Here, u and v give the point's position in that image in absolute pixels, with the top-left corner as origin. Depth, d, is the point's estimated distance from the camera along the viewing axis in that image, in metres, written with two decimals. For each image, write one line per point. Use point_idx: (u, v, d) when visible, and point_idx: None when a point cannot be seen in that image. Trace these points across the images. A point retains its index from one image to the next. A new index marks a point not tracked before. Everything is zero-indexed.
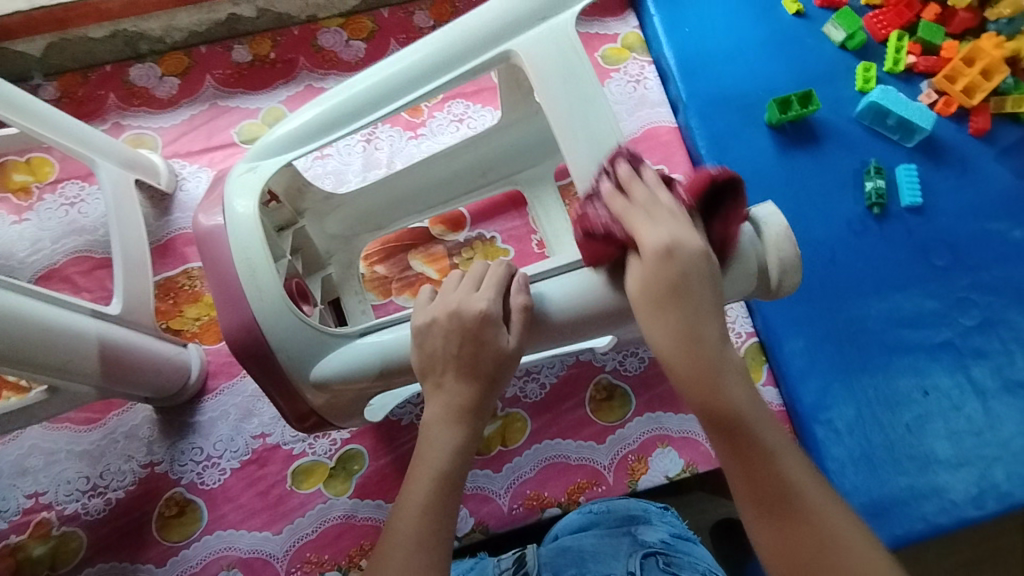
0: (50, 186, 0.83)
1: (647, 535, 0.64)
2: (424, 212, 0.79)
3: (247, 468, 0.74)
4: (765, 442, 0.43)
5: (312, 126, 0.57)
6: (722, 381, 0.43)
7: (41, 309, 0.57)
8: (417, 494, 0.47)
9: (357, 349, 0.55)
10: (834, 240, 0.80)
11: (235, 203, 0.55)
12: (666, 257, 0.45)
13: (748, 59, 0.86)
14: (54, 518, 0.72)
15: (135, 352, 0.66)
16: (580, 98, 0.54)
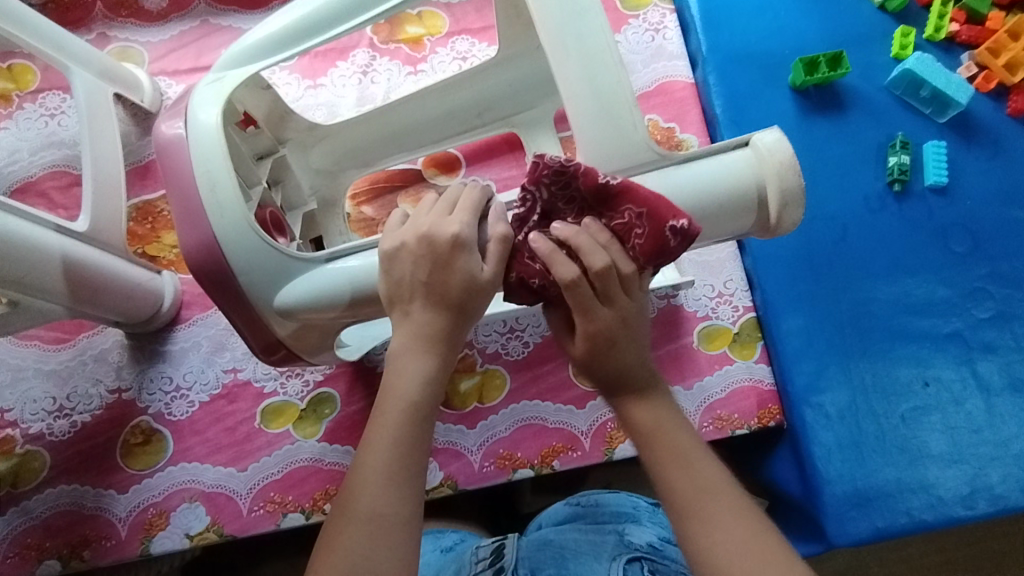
0: (30, 95, 0.79)
1: (634, 537, 0.61)
2: (416, 151, 0.75)
3: (215, 403, 0.72)
4: (680, 450, 0.46)
5: (284, 34, 0.53)
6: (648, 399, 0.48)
7: (6, 221, 0.55)
8: (393, 420, 0.44)
9: (325, 275, 0.51)
10: (848, 216, 0.75)
11: (198, 113, 0.52)
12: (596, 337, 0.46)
13: (777, 12, 0.80)
14: (19, 436, 0.71)
15: (100, 273, 0.63)
16: (576, 11, 0.48)
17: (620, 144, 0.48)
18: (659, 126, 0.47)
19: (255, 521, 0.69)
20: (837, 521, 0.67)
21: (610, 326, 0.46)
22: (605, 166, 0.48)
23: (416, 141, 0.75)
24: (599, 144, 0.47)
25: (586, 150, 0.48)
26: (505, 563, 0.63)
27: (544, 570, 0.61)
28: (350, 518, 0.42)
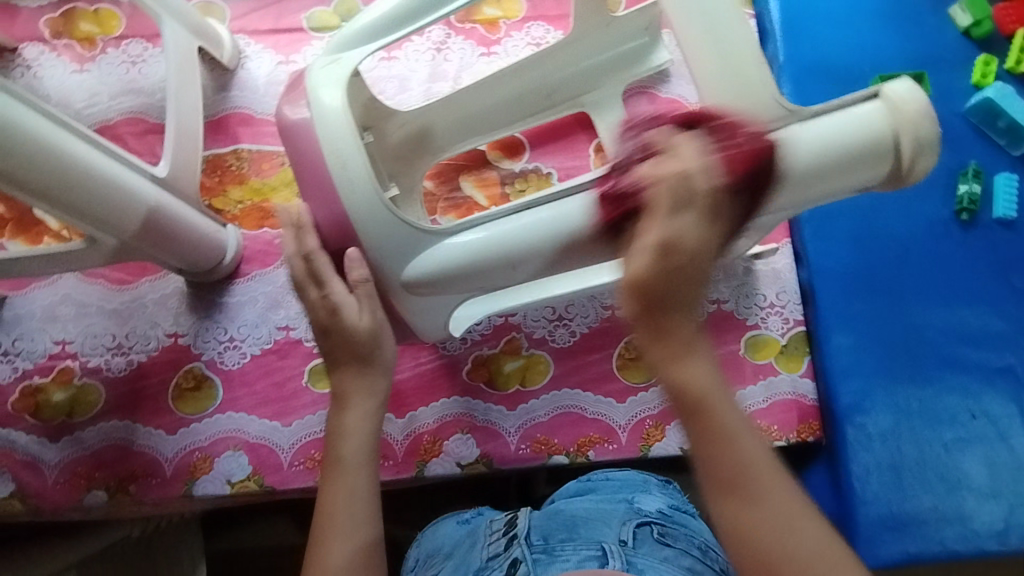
0: (114, 40, 0.81)
1: (644, 504, 0.66)
2: (496, 129, 0.77)
3: (266, 357, 0.74)
4: (728, 424, 0.43)
5: (398, 16, 0.54)
6: (731, 438, 0.43)
7: (104, 164, 0.58)
8: (342, 482, 0.52)
9: (449, 250, 0.53)
10: (910, 240, 0.74)
11: (321, 94, 0.52)
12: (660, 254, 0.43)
13: (859, 27, 0.79)
14: (78, 368, 0.73)
15: (180, 222, 0.66)
16: None
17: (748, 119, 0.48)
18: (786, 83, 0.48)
19: (294, 476, 0.71)
20: (868, 542, 0.68)
21: (688, 239, 0.43)
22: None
23: (490, 122, 0.77)
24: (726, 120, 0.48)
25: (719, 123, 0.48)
26: (519, 530, 0.63)
27: (556, 535, 0.62)
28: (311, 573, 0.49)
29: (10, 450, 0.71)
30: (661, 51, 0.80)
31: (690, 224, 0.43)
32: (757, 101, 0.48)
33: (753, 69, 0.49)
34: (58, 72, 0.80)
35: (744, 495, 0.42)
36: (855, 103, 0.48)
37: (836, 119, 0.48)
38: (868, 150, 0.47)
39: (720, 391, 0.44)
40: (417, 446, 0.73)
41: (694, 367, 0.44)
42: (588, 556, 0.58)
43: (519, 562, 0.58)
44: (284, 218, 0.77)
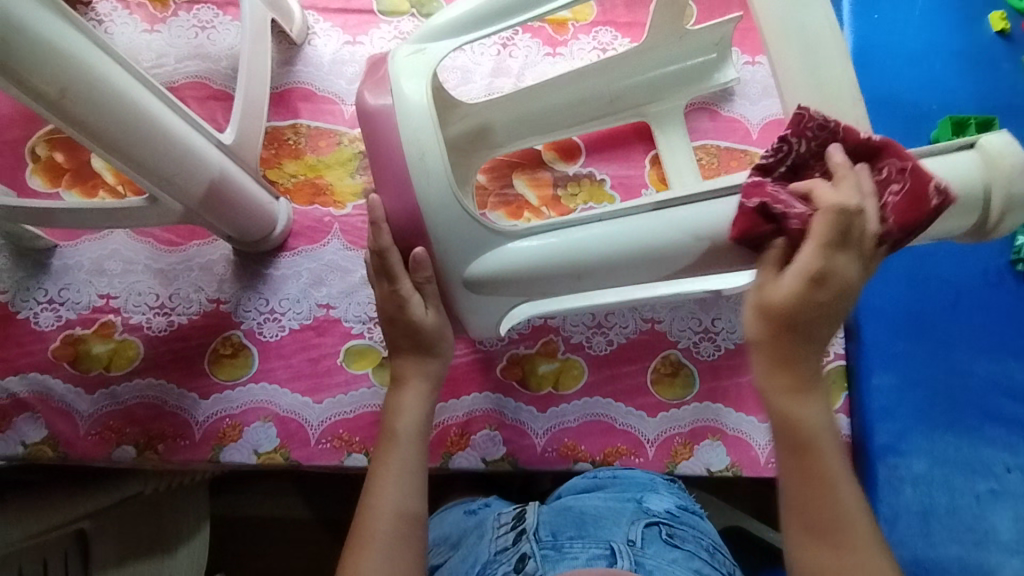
0: (186, 4, 0.82)
1: (652, 503, 0.65)
2: (556, 131, 0.77)
3: (304, 332, 0.75)
4: (830, 468, 0.47)
5: (486, 12, 0.54)
6: (818, 455, 0.47)
7: (191, 135, 0.58)
8: (395, 457, 0.55)
9: (512, 252, 0.54)
10: (961, 286, 0.74)
11: (404, 84, 0.52)
12: (818, 283, 0.45)
13: (932, 65, 0.78)
14: (120, 323, 0.74)
15: (245, 193, 0.67)
16: (799, 13, 0.49)
17: (837, 147, 0.47)
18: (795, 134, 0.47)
19: (321, 453, 0.72)
20: None
21: (842, 273, 0.45)
22: (815, 163, 0.48)
23: (550, 122, 0.77)
24: (814, 147, 0.48)
25: (805, 151, 0.47)
26: (526, 525, 0.63)
27: (565, 533, 0.62)
28: (365, 544, 0.51)
29: (45, 397, 0.72)
30: (729, 69, 0.79)
31: (779, 286, 0.47)
32: (848, 136, 0.47)
33: (847, 107, 0.48)
34: (129, 30, 0.81)
35: (830, 515, 0.47)
36: (951, 151, 0.49)
37: (931, 165, 0.48)
38: (953, 201, 0.48)
39: (817, 417, 0.48)
40: (444, 438, 0.73)
41: (811, 408, 0.48)
42: (597, 555, 0.58)
43: (528, 558, 0.59)
44: (335, 197, 0.78)
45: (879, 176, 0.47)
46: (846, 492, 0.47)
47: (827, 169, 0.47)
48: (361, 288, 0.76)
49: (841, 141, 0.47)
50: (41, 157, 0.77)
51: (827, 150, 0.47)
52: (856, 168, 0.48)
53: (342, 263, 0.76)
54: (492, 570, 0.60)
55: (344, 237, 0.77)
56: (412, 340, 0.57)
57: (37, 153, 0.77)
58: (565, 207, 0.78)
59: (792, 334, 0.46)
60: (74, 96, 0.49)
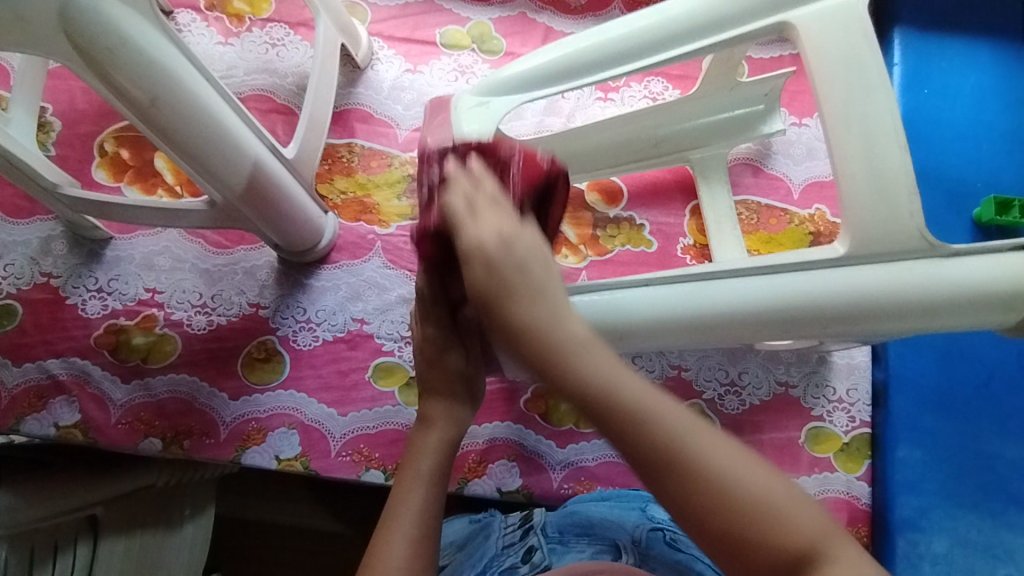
0: (260, 22, 0.86)
1: (656, 512, 0.66)
2: (599, 170, 0.79)
3: (336, 345, 0.76)
4: (577, 360, 0.37)
5: (550, 66, 0.57)
6: (647, 419, 0.35)
7: (258, 150, 0.61)
8: (415, 488, 0.53)
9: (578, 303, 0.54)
10: (996, 367, 0.73)
11: (464, 129, 0.57)
12: (504, 241, 0.43)
13: (979, 144, 0.79)
14: (161, 318, 0.77)
15: (299, 208, 0.70)
16: (859, 82, 0.49)
17: (890, 235, 0.48)
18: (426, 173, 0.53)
19: (340, 465, 0.73)
20: None
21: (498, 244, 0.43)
22: (869, 237, 0.48)
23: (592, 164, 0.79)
24: (864, 221, 0.48)
25: (856, 222, 0.49)
26: (535, 522, 0.66)
27: (571, 530, 0.64)
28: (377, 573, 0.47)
29: (83, 381, 0.74)
30: (775, 121, 0.79)
31: (490, 217, 0.44)
32: (900, 225, 0.48)
33: (902, 179, 0.48)
34: (204, 41, 0.85)
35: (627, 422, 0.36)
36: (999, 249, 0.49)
37: (979, 264, 0.48)
38: (1000, 291, 0.48)
39: (579, 333, 0.39)
40: (462, 464, 0.74)
41: (530, 309, 0.40)
42: (600, 551, 0.62)
43: (536, 550, 0.63)
44: (380, 216, 0.80)
45: (930, 265, 0.48)
46: (733, 458, 0.35)
47: (879, 240, 0.48)
48: (396, 307, 0.78)
49: (889, 219, 0.48)
50: (108, 152, 0.81)
51: (876, 222, 0.48)
52: (902, 261, 0.48)
53: (380, 281, 0.78)
54: (500, 562, 0.62)
55: (384, 255, 0.79)
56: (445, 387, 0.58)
57: (104, 148, 0.81)
58: (602, 248, 0.80)
59: (500, 294, 0.41)
60: (163, 105, 0.51)
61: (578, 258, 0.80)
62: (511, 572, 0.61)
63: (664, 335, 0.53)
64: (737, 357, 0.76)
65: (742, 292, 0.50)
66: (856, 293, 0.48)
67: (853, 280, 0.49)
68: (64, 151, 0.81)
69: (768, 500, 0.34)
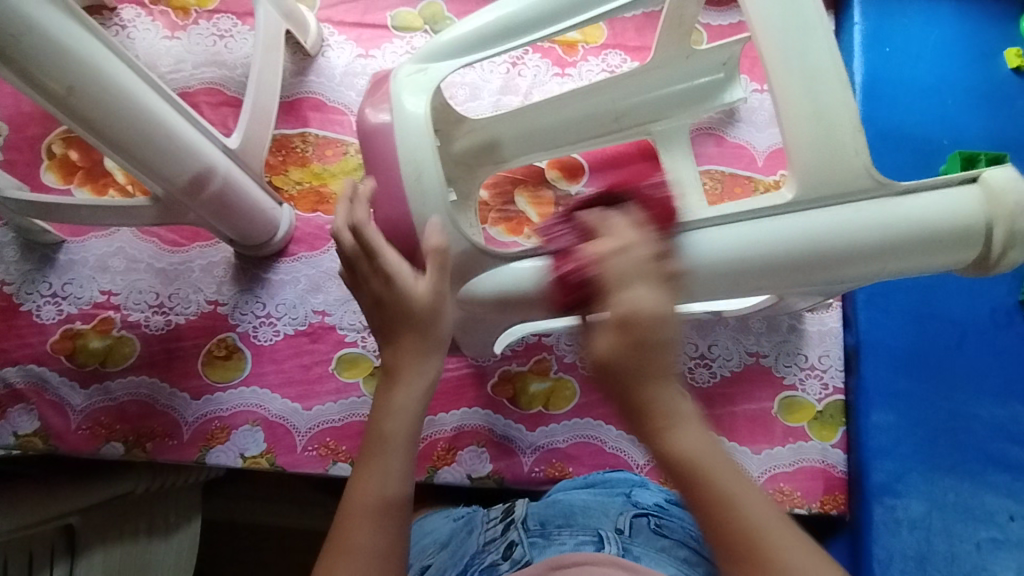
0: (207, 13, 0.84)
1: (641, 497, 0.63)
2: (559, 147, 0.77)
3: (298, 338, 0.75)
4: (725, 489, 0.39)
5: (488, 29, 0.56)
6: (738, 505, 0.39)
7: (194, 135, 0.59)
8: (381, 460, 0.48)
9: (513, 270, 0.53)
10: (968, 325, 0.72)
11: (406, 101, 0.54)
12: (620, 327, 0.39)
13: (945, 100, 0.77)
14: (118, 320, 0.75)
15: (247, 199, 0.68)
16: (800, 31, 0.47)
17: (837, 180, 0.47)
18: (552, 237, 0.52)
19: (306, 460, 0.71)
20: None
21: (646, 314, 0.39)
22: (814, 191, 0.47)
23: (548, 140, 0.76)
24: (812, 175, 0.47)
25: (802, 177, 0.47)
26: (514, 516, 0.63)
27: (553, 522, 0.60)
28: (341, 554, 0.45)
29: (40, 388, 0.73)
30: (736, 90, 0.77)
31: (643, 295, 0.40)
32: (846, 169, 0.47)
33: (846, 132, 0.47)
34: (150, 36, 0.83)
35: (760, 557, 0.38)
36: (951, 185, 0.48)
37: (930, 202, 0.47)
38: (955, 237, 0.47)
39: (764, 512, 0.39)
40: (430, 452, 0.72)
41: (688, 437, 0.39)
42: (584, 541, 0.55)
43: (514, 546, 0.58)
44: (338, 205, 0.78)
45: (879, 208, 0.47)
46: (781, 552, 0.38)
47: (825, 195, 0.47)
48: None
49: (837, 168, 0.47)
50: (56, 154, 0.79)
51: (827, 174, 0.47)
52: (852, 204, 0.47)
53: None
54: (479, 559, 0.59)
55: None
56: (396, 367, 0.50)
57: (53, 150, 0.79)
58: None
59: (631, 380, 0.39)
60: (82, 95, 0.50)
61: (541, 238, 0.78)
62: (490, 569, 0.57)
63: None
64: (705, 329, 0.75)
65: (729, 237, 0.48)
66: (807, 244, 0.47)
67: (800, 229, 0.47)
68: (12, 155, 0.79)
69: None
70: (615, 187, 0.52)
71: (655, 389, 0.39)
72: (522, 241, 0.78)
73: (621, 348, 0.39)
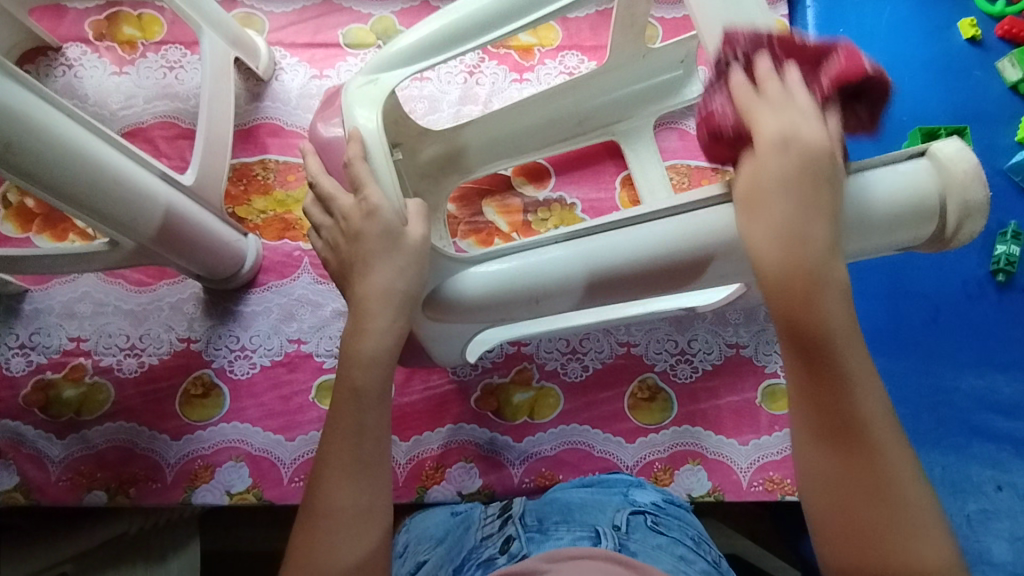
0: (154, 45, 0.82)
1: (639, 497, 0.63)
2: (523, 155, 0.77)
3: (275, 369, 0.74)
4: (859, 396, 0.39)
5: (436, 37, 0.55)
6: (855, 397, 0.39)
7: (141, 176, 0.58)
8: (352, 421, 0.50)
9: (467, 280, 0.53)
10: (942, 299, 0.72)
11: (355, 114, 0.54)
12: (781, 148, 0.41)
13: (901, 76, 0.78)
14: (90, 366, 0.74)
15: (210, 233, 0.67)
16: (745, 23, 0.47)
17: None
18: (730, 47, 0.45)
19: (294, 492, 0.70)
20: None
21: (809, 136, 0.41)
22: None
23: (511, 148, 0.76)
24: None
25: None
26: (513, 512, 0.63)
27: (551, 518, 0.60)
28: (320, 517, 0.48)
29: (17, 443, 0.71)
30: (696, 85, 0.77)
31: (808, 127, 0.41)
32: None
33: None
34: (98, 73, 0.81)
35: (854, 446, 0.39)
36: (902, 160, 0.47)
37: (882, 176, 0.46)
38: (915, 209, 0.46)
39: (843, 322, 0.40)
40: (418, 472, 0.72)
41: (850, 352, 0.39)
42: (581, 535, 0.55)
43: (513, 539, 0.58)
44: (305, 231, 0.77)
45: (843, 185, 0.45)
46: (886, 454, 0.39)
47: None
48: (331, 322, 0.75)
49: None
50: (12, 203, 0.77)
51: None
52: None
53: (313, 297, 0.76)
54: (477, 553, 0.58)
55: (314, 270, 0.76)
56: (364, 356, 0.51)
57: (8, 199, 0.77)
58: (535, 233, 0.78)
59: (814, 284, 0.39)
60: (18, 149, 0.49)
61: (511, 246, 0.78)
62: (487, 563, 0.56)
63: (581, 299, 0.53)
64: (684, 326, 0.75)
65: None
66: None
67: None
68: None
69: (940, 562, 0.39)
70: (850, 51, 0.43)
71: (819, 293, 0.39)
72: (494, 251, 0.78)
73: (782, 144, 0.41)
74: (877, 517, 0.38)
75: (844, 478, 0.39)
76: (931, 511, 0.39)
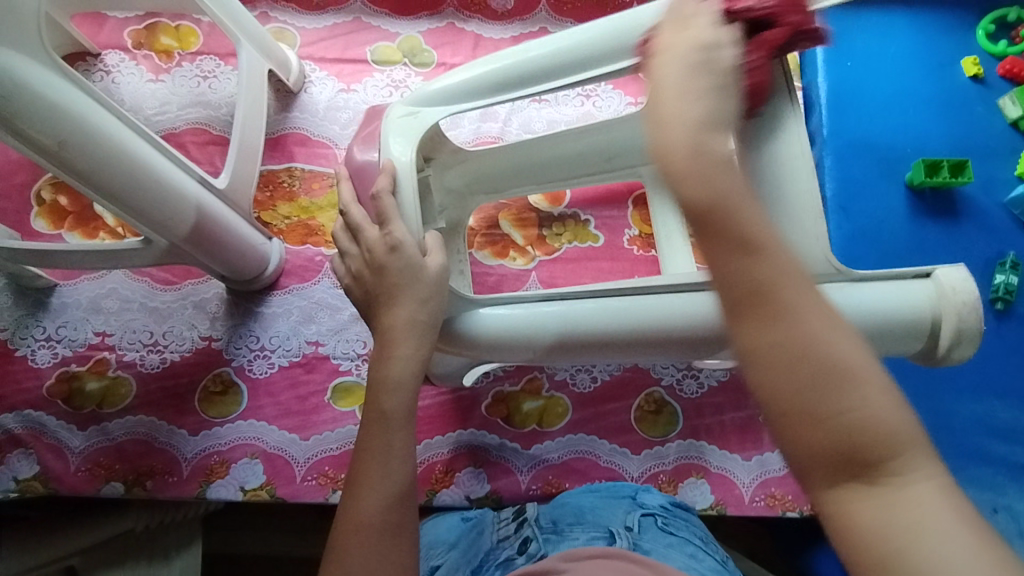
0: (190, 55, 0.86)
1: (647, 499, 0.64)
2: (545, 183, 0.78)
3: (293, 369, 0.76)
4: (795, 298, 0.31)
5: (481, 82, 0.59)
6: (779, 282, 0.32)
7: (178, 176, 0.61)
8: (376, 438, 0.52)
9: (485, 317, 0.58)
10: None
11: (392, 143, 0.57)
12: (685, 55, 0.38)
13: (905, 110, 0.81)
14: (113, 360, 0.76)
15: (238, 236, 0.70)
16: None
17: None
18: None
19: (306, 490, 0.72)
20: None
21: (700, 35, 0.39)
22: None
23: (545, 175, 0.77)
24: None
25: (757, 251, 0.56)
26: (527, 514, 0.65)
27: (565, 520, 0.63)
28: (350, 533, 0.49)
29: (39, 433, 0.73)
30: None
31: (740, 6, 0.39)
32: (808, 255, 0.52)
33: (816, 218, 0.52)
34: (135, 79, 0.85)
35: (805, 357, 0.31)
36: (910, 277, 0.55)
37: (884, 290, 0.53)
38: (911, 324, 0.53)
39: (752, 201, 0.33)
40: (429, 475, 0.73)
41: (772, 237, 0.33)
42: (596, 536, 0.58)
43: (530, 541, 0.61)
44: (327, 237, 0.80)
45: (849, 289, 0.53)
46: (831, 332, 0.31)
47: None
48: (349, 326, 0.78)
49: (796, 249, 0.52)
50: (46, 200, 0.80)
51: None
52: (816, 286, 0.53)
53: (332, 301, 0.78)
54: (495, 555, 0.62)
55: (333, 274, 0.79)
56: (391, 379, 0.53)
57: (42, 196, 0.80)
58: (549, 247, 0.81)
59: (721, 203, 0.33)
60: (71, 147, 0.52)
61: (525, 258, 0.81)
62: (507, 564, 0.60)
63: (604, 346, 0.57)
64: None
65: None
66: None
67: None
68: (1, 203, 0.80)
69: (898, 434, 0.30)
70: None
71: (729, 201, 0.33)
72: (509, 263, 0.80)
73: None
74: (818, 401, 0.30)
75: (766, 342, 0.31)
76: (880, 370, 0.31)
